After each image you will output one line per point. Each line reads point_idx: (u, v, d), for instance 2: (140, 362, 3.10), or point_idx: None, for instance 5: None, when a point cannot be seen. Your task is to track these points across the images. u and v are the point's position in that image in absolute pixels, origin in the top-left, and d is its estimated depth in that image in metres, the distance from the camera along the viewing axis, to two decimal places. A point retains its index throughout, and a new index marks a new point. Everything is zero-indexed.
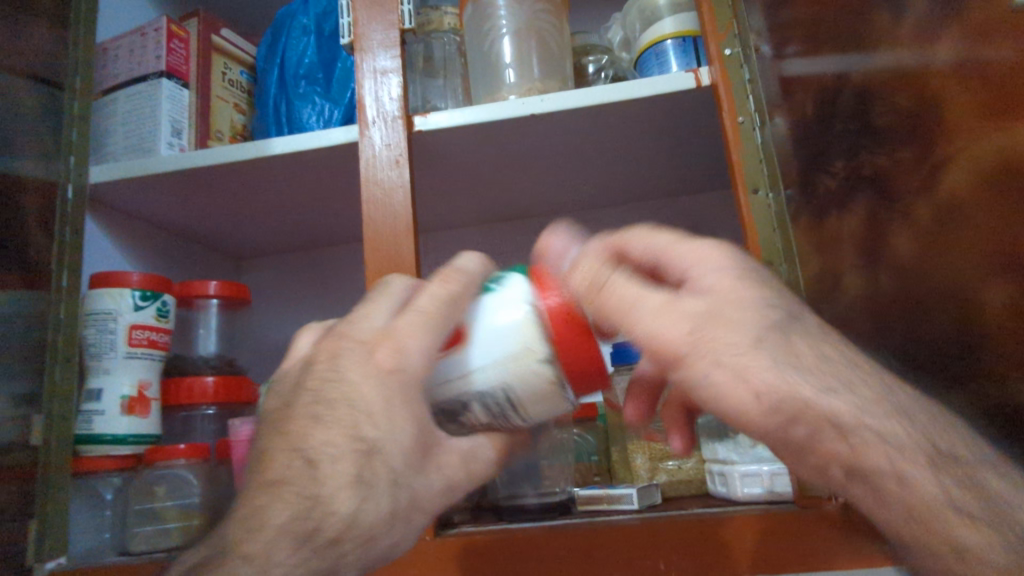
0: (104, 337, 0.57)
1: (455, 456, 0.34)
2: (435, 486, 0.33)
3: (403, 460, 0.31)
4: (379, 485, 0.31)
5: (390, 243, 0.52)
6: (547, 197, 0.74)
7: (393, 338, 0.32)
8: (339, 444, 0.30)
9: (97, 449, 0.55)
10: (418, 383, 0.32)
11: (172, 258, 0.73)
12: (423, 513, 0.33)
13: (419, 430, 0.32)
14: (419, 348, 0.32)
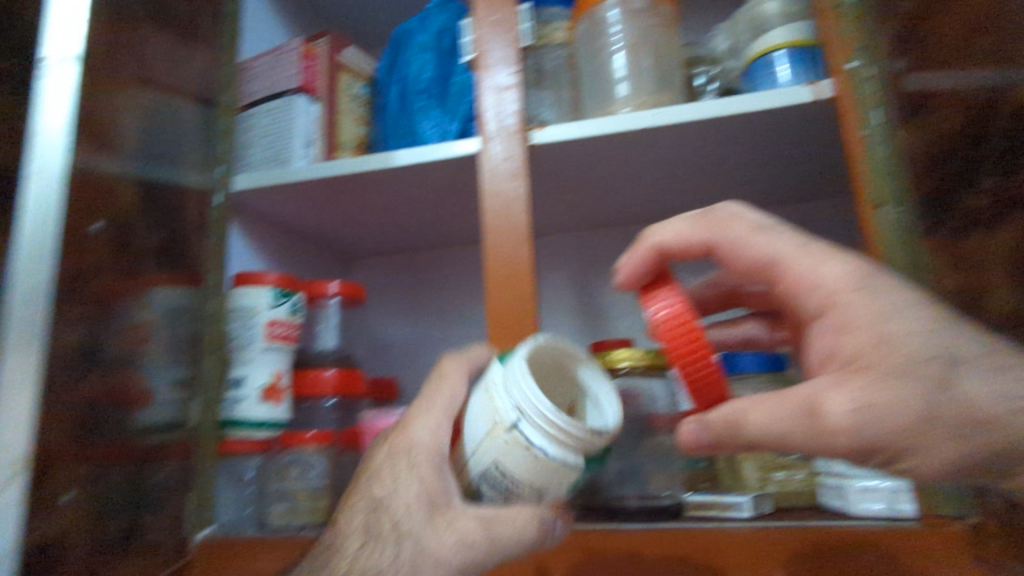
0: (247, 330, 0.62)
1: (472, 518, 0.37)
2: (448, 541, 0.37)
3: (405, 512, 0.38)
4: (387, 533, 0.38)
5: (512, 256, 0.55)
6: (648, 204, 0.75)
7: (403, 427, 0.41)
8: (361, 506, 0.40)
9: (238, 432, 0.60)
10: (419, 453, 0.39)
11: (299, 258, 0.79)
12: (436, 568, 0.37)
13: (425, 491, 0.38)
14: (423, 429, 0.40)
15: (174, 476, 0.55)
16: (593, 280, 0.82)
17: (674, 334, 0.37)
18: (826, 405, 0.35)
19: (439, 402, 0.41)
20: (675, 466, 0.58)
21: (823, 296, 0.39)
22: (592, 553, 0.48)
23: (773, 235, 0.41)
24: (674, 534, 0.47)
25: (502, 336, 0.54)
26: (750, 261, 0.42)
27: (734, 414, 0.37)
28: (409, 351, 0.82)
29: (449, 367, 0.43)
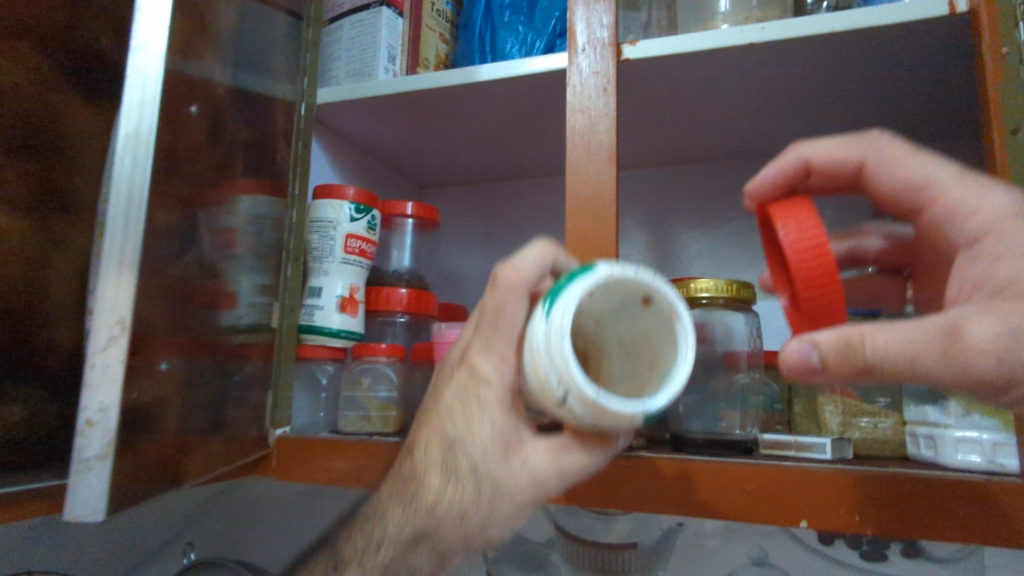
0: (327, 242, 0.63)
1: (544, 453, 0.38)
2: (521, 475, 0.38)
3: (481, 451, 0.38)
4: (462, 469, 0.39)
5: (593, 174, 0.53)
6: (737, 137, 0.71)
7: (470, 364, 0.40)
8: (432, 439, 0.40)
9: (315, 338, 0.62)
10: (489, 395, 0.38)
11: (376, 180, 0.80)
12: (513, 500, 0.38)
13: (499, 429, 0.38)
14: (490, 364, 0.39)
15: (258, 375, 0.57)
16: (671, 218, 0.79)
17: (808, 254, 0.35)
18: (968, 329, 0.32)
19: (502, 332, 0.38)
20: (753, 404, 0.54)
21: (982, 225, 0.36)
22: (650, 479, 0.47)
23: (936, 165, 0.39)
24: (738, 466, 0.45)
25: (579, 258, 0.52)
26: (904, 184, 0.40)
27: (855, 337, 0.33)
28: (479, 279, 0.82)
29: (509, 282, 0.38)
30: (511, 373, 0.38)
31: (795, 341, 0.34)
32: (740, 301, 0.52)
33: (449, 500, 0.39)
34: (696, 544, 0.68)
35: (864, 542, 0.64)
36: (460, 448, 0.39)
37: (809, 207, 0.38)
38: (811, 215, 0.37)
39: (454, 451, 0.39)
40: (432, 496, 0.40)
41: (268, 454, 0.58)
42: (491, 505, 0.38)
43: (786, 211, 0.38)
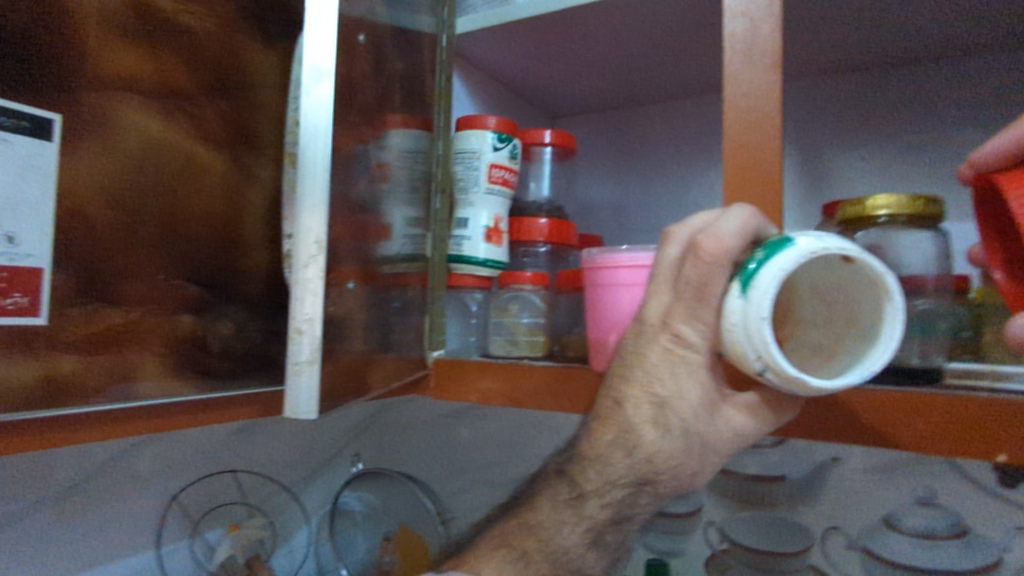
0: (471, 173, 0.64)
1: (743, 411, 0.37)
2: (724, 431, 0.37)
3: (693, 412, 0.37)
4: (675, 429, 0.37)
5: (754, 84, 0.49)
6: (915, 38, 0.62)
7: (675, 327, 0.37)
8: (638, 398, 0.38)
9: (463, 268, 0.64)
10: (699, 360, 0.37)
11: (509, 112, 0.80)
12: (717, 456, 0.38)
13: (706, 390, 0.37)
14: (694, 331, 0.37)
15: (416, 300, 0.61)
16: (827, 135, 0.72)
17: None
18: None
19: (707, 304, 0.35)
20: (939, 332, 0.48)
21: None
22: (813, 412, 0.44)
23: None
24: (913, 396, 0.41)
25: (738, 175, 0.49)
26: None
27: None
28: (612, 211, 0.81)
29: (713, 254, 0.35)
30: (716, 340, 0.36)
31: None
32: (925, 217, 0.47)
33: (661, 457, 0.37)
34: (852, 480, 0.65)
35: None
36: (666, 410, 0.37)
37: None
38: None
39: (663, 414, 0.37)
40: (647, 451, 0.37)
41: (427, 374, 0.63)
42: (699, 460, 0.38)
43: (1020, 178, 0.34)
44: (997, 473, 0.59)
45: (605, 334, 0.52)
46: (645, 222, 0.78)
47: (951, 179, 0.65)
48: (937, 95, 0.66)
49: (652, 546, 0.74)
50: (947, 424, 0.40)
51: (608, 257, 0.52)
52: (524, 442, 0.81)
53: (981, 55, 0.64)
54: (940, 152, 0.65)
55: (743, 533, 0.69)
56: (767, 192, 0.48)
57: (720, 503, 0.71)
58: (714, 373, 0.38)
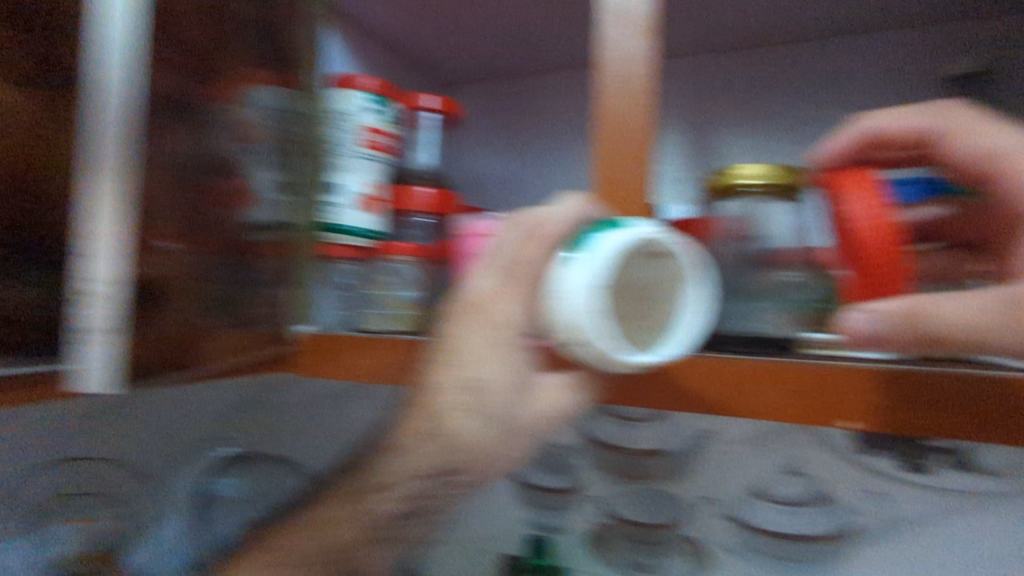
0: (341, 134, 0.59)
1: (557, 391, 0.45)
2: (542, 402, 0.45)
3: (503, 398, 0.42)
4: (486, 416, 0.42)
5: (620, 49, 0.47)
6: (786, 16, 0.63)
7: (489, 313, 0.41)
8: (452, 385, 0.42)
9: (333, 237, 0.59)
10: (510, 346, 0.41)
11: (394, 77, 0.76)
12: (525, 435, 0.44)
13: (519, 374, 0.43)
14: (511, 312, 0.40)
15: None
16: (710, 108, 0.72)
17: (874, 226, 0.38)
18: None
19: (529, 285, 0.39)
20: (803, 303, 0.47)
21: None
22: (679, 379, 0.43)
23: (993, 133, 0.39)
24: (772, 364, 0.40)
25: (604, 143, 0.48)
26: (964, 155, 0.40)
27: (918, 309, 0.33)
28: (503, 181, 0.78)
29: (548, 237, 0.39)
30: (529, 323, 0.40)
31: (854, 312, 0.35)
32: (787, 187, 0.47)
33: (468, 442, 0.43)
34: (725, 452, 0.67)
35: (906, 453, 0.60)
36: (479, 396, 0.42)
37: (873, 179, 0.40)
38: (878, 188, 0.39)
39: (467, 406, 0.42)
40: (453, 438, 0.43)
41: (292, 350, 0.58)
42: (512, 444, 0.44)
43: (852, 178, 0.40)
44: (853, 440, 0.62)
45: None
46: (535, 193, 0.76)
47: None
48: (811, 72, 0.67)
49: (538, 523, 0.75)
50: (805, 392, 0.39)
51: (483, 228, 0.51)
52: None
53: (850, 35, 0.66)
54: (813, 127, 0.66)
55: (624, 505, 0.71)
56: (631, 162, 0.47)
57: (603, 478, 0.72)
58: (523, 360, 0.43)
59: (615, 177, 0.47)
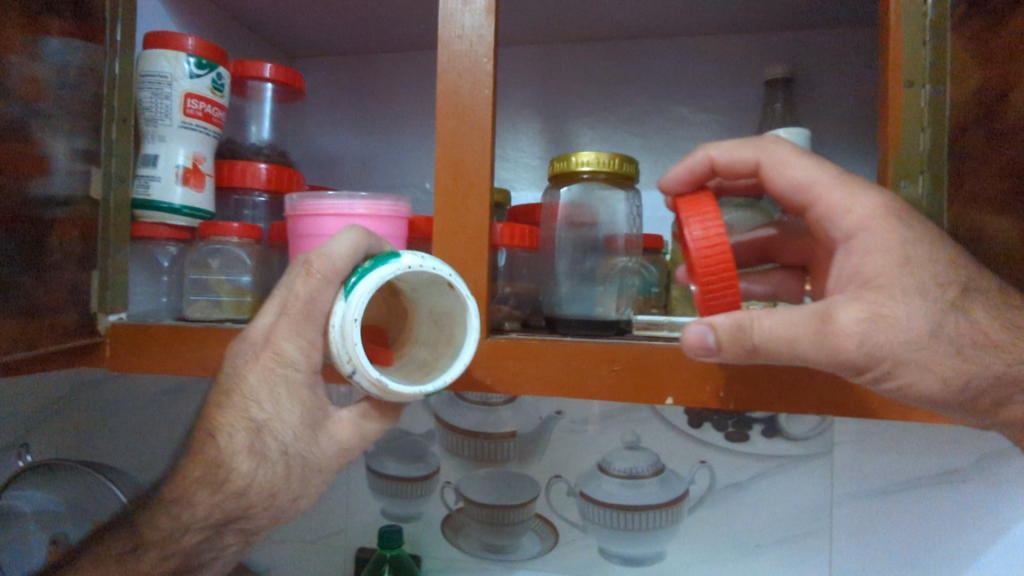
0: (160, 101, 0.53)
1: (349, 425, 0.41)
2: (328, 446, 0.40)
3: (291, 433, 0.39)
4: (272, 454, 0.39)
5: (468, 29, 0.46)
6: (627, 13, 0.65)
7: (273, 347, 0.39)
8: (235, 424, 0.39)
9: (152, 216, 0.54)
10: (296, 380, 0.39)
11: (227, 41, 0.69)
12: (322, 472, 0.41)
13: (305, 409, 0.40)
14: (295, 348, 0.39)
15: (75, 252, 0.49)
16: (563, 101, 0.73)
17: (716, 246, 0.36)
18: (838, 314, 0.34)
19: (310, 319, 0.38)
20: (631, 288, 0.51)
21: (851, 228, 0.36)
22: (534, 356, 0.44)
23: (811, 162, 0.38)
24: (618, 345, 0.43)
25: (450, 124, 0.47)
26: (786, 186, 0.39)
27: (745, 320, 0.35)
28: (356, 163, 0.75)
29: (325, 273, 0.37)
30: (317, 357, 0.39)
31: (694, 323, 0.36)
32: (623, 176, 0.48)
33: (255, 487, 0.39)
34: (572, 431, 0.69)
35: (729, 425, 0.66)
36: (263, 435, 0.39)
37: (713, 204, 0.39)
38: (717, 211, 0.38)
39: (252, 446, 0.39)
40: (239, 482, 0.39)
41: (101, 343, 0.52)
42: (301, 482, 0.40)
43: (690, 204, 0.39)
44: (685, 416, 0.67)
45: None
46: (390, 177, 0.74)
47: (663, 150, 0.70)
48: (654, 71, 0.71)
49: (390, 513, 0.74)
50: (632, 376, 0.42)
51: (313, 205, 0.47)
52: None
53: (685, 37, 0.70)
54: (652, 123, 0.70)
55: (475, 489, 0.72)
56: (478, 145, 0.46)
57: (456, 463, 0.72)
58: (314, 393, 0.40)
59: (461, 160, 0.46)
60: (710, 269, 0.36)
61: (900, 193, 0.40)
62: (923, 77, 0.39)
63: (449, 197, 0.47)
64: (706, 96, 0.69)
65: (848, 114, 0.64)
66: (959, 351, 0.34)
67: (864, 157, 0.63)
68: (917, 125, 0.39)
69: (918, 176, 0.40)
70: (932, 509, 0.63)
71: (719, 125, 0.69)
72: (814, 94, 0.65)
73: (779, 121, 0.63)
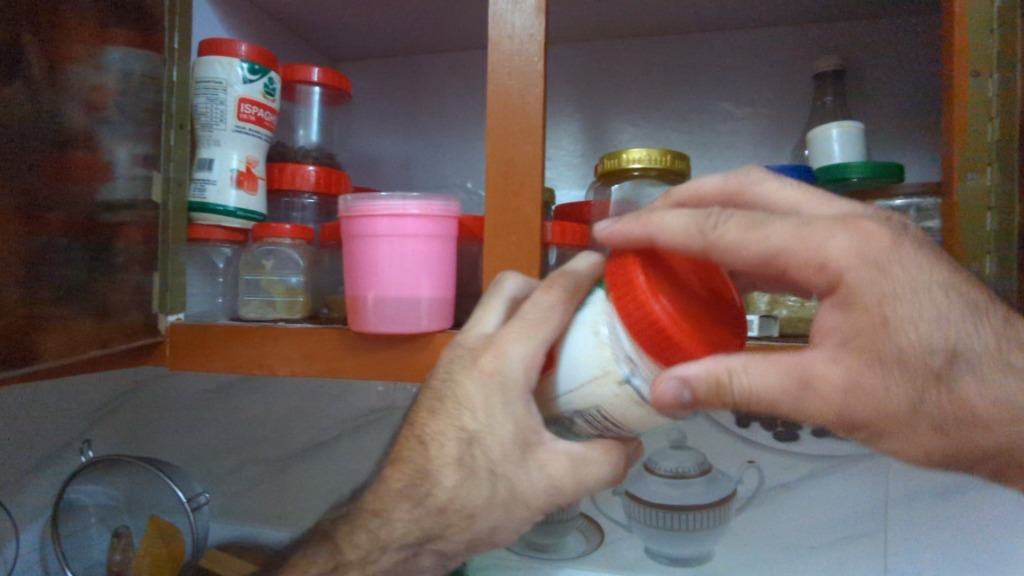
0: (215, 107, 0.55)
1: (564, 457, 0.34)
2: (538, 479, 0.34)
3: (502, 451, 0.34)
4: (479, 471, 0.35)
5: (518, 28, 0.46)
6: (672, 9, 0.65)
7: (497, 347, 0.34)
8: (447, 433, 0.35)
9: (208, 218, 0.55)
10: (520, 390, 0.33)
11: (276, 46, 0.70)
12: (527, 506, 0.35)
13: (520, 428, 0.33)
14: (520, 356, 0.33)
15: (139, 255, 0.51)
16: (605, 97, 0.73)
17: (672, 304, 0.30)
18: (816, 373, 0.28)
19: (540, 321, 0.33)
20: None
21: (835, 271, 0.27)
22: None
23: (769, 223, 0.28)
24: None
25: (501, 124, 0.47)
26: (754, 262, 0.28)
27: (723, 373, 0.29)
28: (399, 165, 0.76)
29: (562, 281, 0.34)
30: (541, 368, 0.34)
31: (666, 375, 0.29)
32: (674, 173, 0.48)
33: (458, 504, 0.35)
34: None
35: (778, 425, 0.65)
36: (476, 449, 0.34)
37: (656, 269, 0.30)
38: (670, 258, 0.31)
39: (459, 460, 0.35)
40: (439, 496, 0.36)
41: (161, 343, 0.53)
42: (506, 510, 0.35)
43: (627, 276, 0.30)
44: (733, 415, 0.66)
45: (364, 288, 0.47)
46: (432, 177, 0.75)
47: (706, 146, 0.69)
48: (699, 66, 0.70)
49: None
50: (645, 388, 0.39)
51: (366, 205, 0.46)
52: (307, 412, 0.74)
53: (730, 31, 0.69)
54: (697, 119, 0.69)
55: None
56: (528, 144, 0.46)
57: None
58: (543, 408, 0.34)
59: (512, 159, 0.47)
60: (661, 323, 0.29)
61: (967, 185, 0.39)
62: (990, 65, 0.38)
63: (500, 196, 0.47)
64: (752, 91, 0.68)
65: (900, 106, 0.62)
66: (982, 399, 0.30)
67: (918, 148, 0.61)
68: (983, 114, 0.38)
69: (986, 166, 0.38)
70: (993, 510, 0.61)
71: (766, 119, 0.68)
72: (866, 87, 0.63)
73: (830, 115, 0.62)
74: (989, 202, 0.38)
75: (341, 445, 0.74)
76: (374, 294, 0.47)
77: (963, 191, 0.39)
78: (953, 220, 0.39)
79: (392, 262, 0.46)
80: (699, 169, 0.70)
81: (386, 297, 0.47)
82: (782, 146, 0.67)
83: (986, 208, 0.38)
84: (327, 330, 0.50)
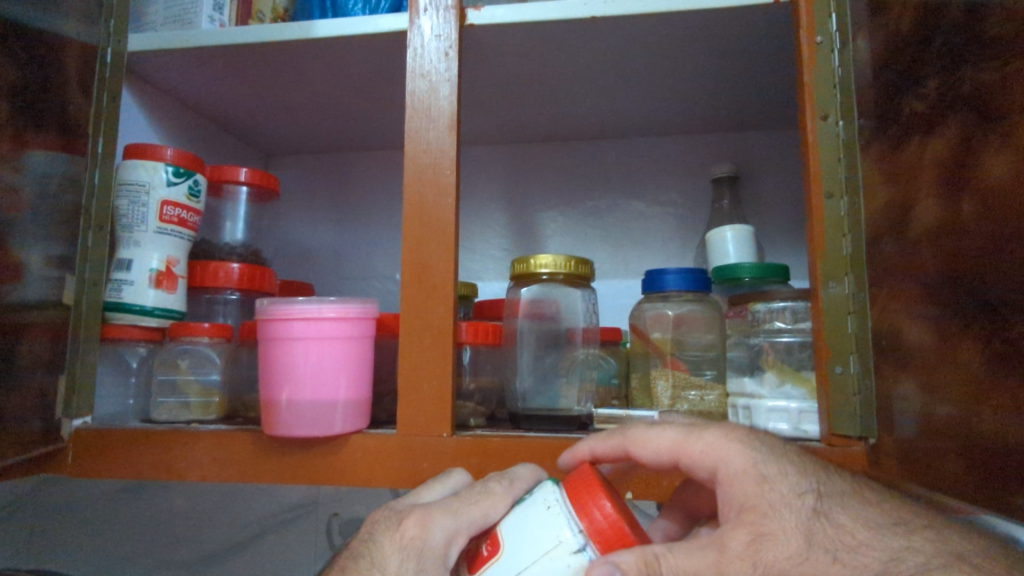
0: (136, 209, 0.55)
1: None
2: None
3: None
4: None
5: (433, 144, 0.50)
6: (585, 117, 0.71)
7: (421, 514, 0.36)
8: None
9: (123, 317, 0.55)
10: (437, 562, 0.34)
11: (207, 143, 0.72)
12: None
13: None
14: (441, 526, 0.35)
15: (44, 358, 0.50)
16: (527, 195, 0.78)
17: (623, 512, 0.32)
18: (728, 543, 0.31)
19: (470, 500, 0.36)
20: (592, 379, 0.54)
21: (709, 465, 0.34)
22: (499, 450, 0.46)
23: (662, 428, 0.37)
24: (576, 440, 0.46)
25: (416, 232, 0.50)
26: (656, 458, 0.36)
27: (651, 557, 0.29)
28: (328, 257, 0.78)
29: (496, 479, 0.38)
30: (459, 544, 0.35)
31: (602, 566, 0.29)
32: (579, 277, 0.52)
33: None
34: None
35: None
36: None
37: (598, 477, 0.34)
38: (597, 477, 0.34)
39: None
40: None
41: (64, 448, 0.52)
42: None
43: (583, 485, 0.33)
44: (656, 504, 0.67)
45: (277, 389, 0.47)
46: (360, 270, 0.77)
47: (620, 241, 0.74)
48: (611, 168, 0.76)
49: None
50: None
51: (283, 310, 0.47)
52: (225, 510, 0.72)
53: (639, 138, 0.75)
54: (612, 215, 0.75)
55: None
56: (441, 250, 0.49)
57: None
58: None
59: (426, 264, 0.49)
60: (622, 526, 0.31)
61: (831, 293, 0.44)
62: (840, 190, 0.45)
63: (414, 299, 0.49)
64: (659, 190, 0.74)
65: (787, 208, 0.69)
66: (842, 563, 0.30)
67: (803, 247, 0.68)
68: (839, 231, 0.45)
69: (844, 276, 0.44)
70: None
71: (673, 218, 0.73)
72: (757, 190, 0.70)
73: (727, 216, 0.68)
74: (849, 308, 0.44)
75: (260, 545, 0.71)
76: (287, 395, 0.47)
77: (827, 298, 0.44)
78: (819, 322, 0.45)
79: (306, 366, 0.47)
80: (615, 263, 0.74)
81: (299, 399, 0.47)
82: (688, 242, 0.72)
83: (846, 313, 0.44)
84: (240, 434, 0.50)
